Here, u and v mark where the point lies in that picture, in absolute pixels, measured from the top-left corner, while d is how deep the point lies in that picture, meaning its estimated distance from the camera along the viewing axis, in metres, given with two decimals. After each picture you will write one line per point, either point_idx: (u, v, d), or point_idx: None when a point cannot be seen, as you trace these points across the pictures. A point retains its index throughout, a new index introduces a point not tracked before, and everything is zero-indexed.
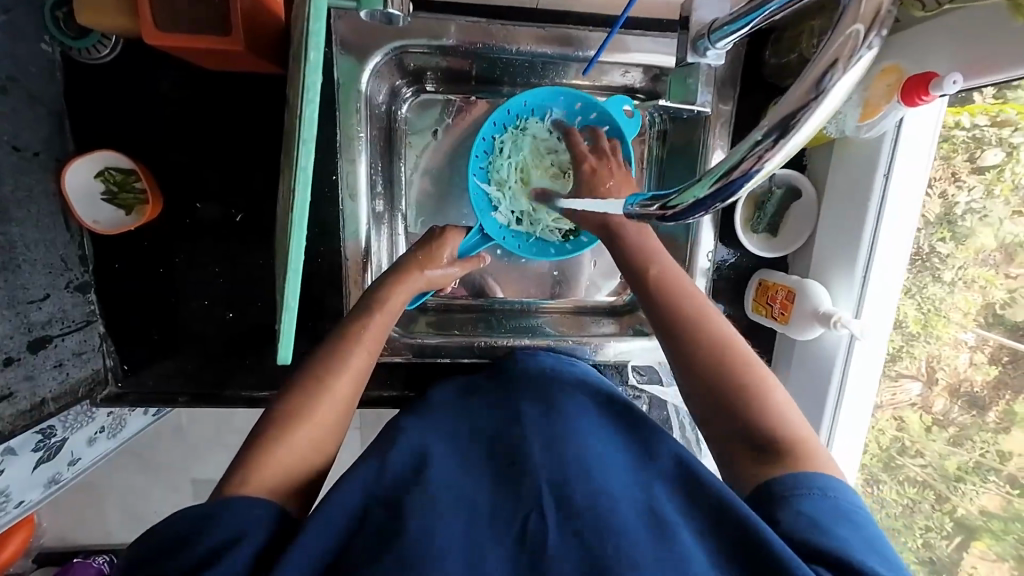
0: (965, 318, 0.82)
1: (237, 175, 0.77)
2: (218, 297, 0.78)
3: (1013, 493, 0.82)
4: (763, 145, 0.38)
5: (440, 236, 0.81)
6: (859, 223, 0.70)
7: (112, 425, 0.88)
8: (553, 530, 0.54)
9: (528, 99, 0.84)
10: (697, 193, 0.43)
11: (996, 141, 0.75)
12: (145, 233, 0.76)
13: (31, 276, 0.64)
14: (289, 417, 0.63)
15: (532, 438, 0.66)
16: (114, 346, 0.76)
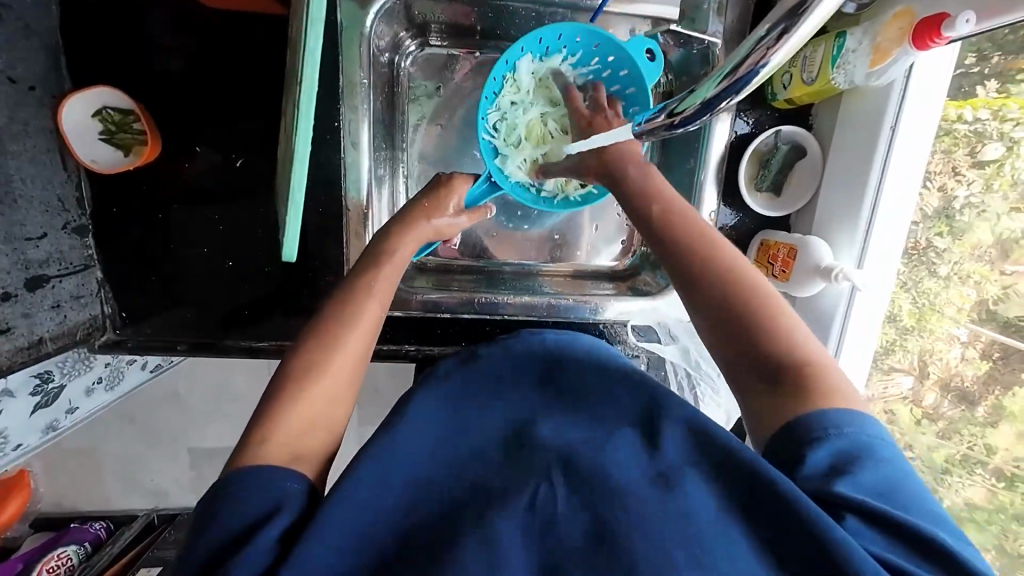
0: (958, 313, 0.83)
1: (238, 120, 0.76)
2: (218, 245, 0.77)
3: (998, 485, 0.83)
4: (769, 38, 0.38)
5: (447, 185, 0.80)
6: (866, 172, 0.70)
7: (110, 377, 0.88)
8: (563, 496, 0.54)
9: (543, 37, 0.79)
10: (704, 94, 0.43)
11: (997, 135, 0.76)
12: (145, 179, 0.75)
13: (27, 213, 0.64)
14: (304, 369, 0.63)
15: (539, 419, 0.66)
16: (112, 293, 0.76)
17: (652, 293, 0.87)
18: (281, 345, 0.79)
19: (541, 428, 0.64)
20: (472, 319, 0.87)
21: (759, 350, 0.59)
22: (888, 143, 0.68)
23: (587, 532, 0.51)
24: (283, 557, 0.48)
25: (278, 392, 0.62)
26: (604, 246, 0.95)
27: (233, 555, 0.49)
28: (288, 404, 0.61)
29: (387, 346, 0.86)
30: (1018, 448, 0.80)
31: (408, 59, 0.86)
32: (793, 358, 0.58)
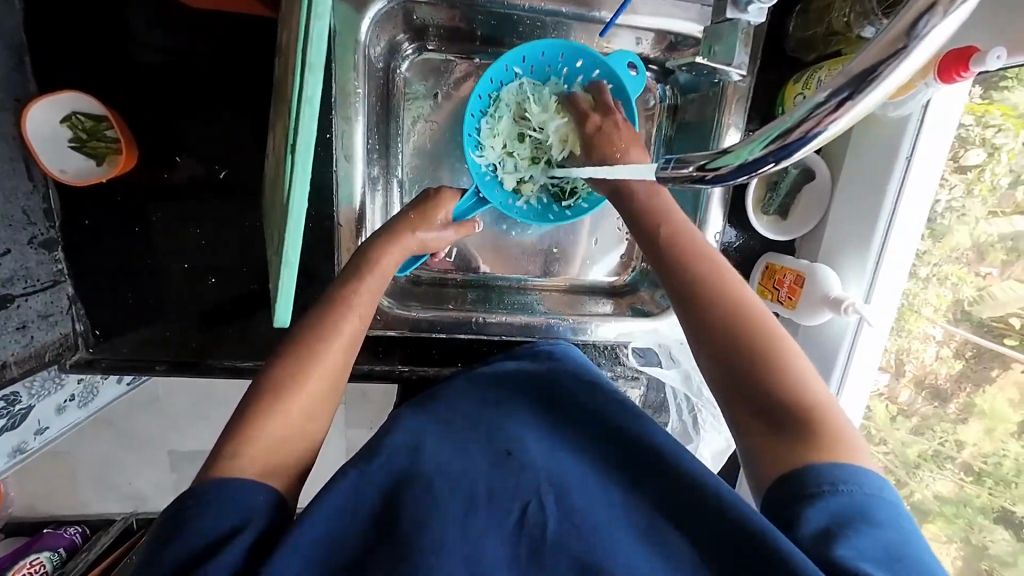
0: (935, 313, 0.83)
1: (225, 129, 0.72)
2: (201, 261, 0.73)
3: (966, 479, 0.84)
4: (828, 106, 0.34)
5: (435, 198, 0.77)
6: (877, 206, 0.68)
7: (83, 393, 0.83)
8: (552, 522, 0.53)
9: (527, 55, 0.80)
10: (746, 155, 0.38)
11: (979, 141, 0.76)
12: (122, 189, 0.71)
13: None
14: (280, 387, 0.60)
15: (526, 434, 0.63)
16: (84, 309, 0.71)
17: (653, 314, 0.85)
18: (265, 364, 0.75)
19: (527, 443, 0.61)
20: (469, 339, 0.85)
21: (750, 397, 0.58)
22: (902, 173, 0.66)
23: (575, 561, 0.50)
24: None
25: (253, 411, 0.58)
26: (606, 262, 0.92)
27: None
28: (262, 422, 0.57)
29: (380, 365, 0.83)
30: (985, 444, 0.82)
31: (405, 63, 0.83)
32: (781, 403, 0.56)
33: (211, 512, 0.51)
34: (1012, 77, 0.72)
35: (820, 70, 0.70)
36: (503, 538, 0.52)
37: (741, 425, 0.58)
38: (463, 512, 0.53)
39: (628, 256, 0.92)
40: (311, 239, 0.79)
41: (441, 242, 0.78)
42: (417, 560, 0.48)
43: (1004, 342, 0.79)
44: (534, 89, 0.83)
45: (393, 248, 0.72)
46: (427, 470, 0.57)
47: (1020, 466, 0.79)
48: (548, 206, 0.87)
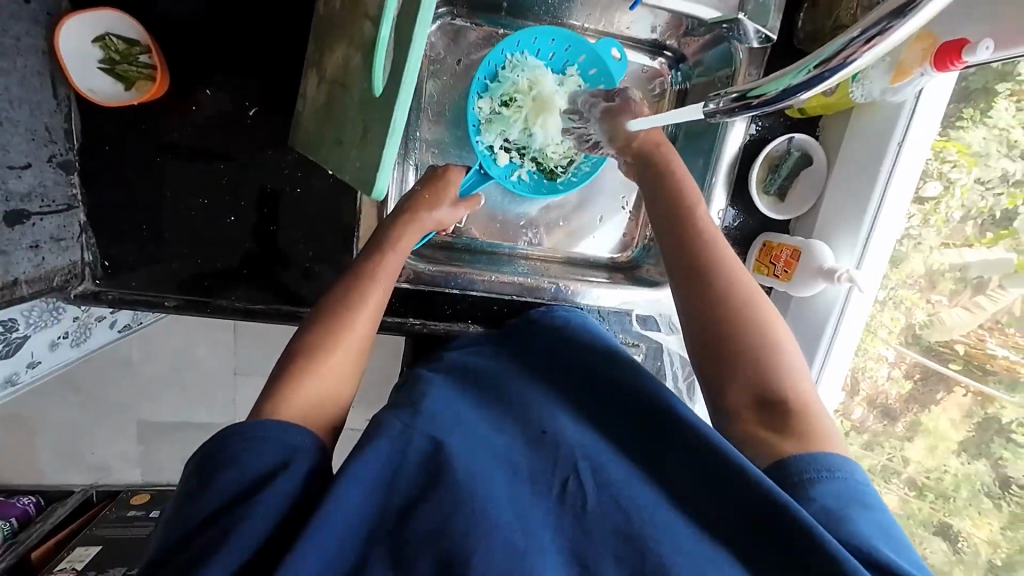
0: (889, 336, 0.91)
1: (260, 64, 0.70)
2: (220, 198, 0.71)
3: (910, 494, 0.92)
4: (860, 39, 0.40)
5: (443, 175, 0.80)
6: (870, 185, 0.75)
7: (77, 332, 0.81)
8: (591, 493, 0.52)
9: (521, 40, 0.84)
10: (790, 81, 0.45)
11: (936, 175, 0.85)
12: (148, 117, 0.68)
13: (12, 139, 0.56)
14: (310, 352, 0.61)
15: (558, 414, 0.62)
16: (95, 239, 0.69)
17: (656, 283, 0.90)
18: (279, 310, 0.74)
19: (565, 423, 0.60)
20: (481, 297, 0.85)
21: (736, 370, 0.61)
22: (896, 148, 0.73)
23: (618, 530, 0.49)
24: (315, 525, 0.46)
25: (290, 373, 0.59)
26: (609, 240, 0.97)
27: (258, 518, 0.47)
28: (296, 382, 0.58)
29: (391, 317, 0.83)
30: (928, 460, 0.90)
31: (434, 22, 0.84)
32: (756, 372, 0.60)
33: (253, 442, 0.51)
34: (967, 118, 0.81)
35: None
36: (550, 509, 0.51)
37: (736, 411, 0.60)
38: (510, 480, 0.53)
39: (630, 234, 0.97)
40: None
41: (454, 218, 0.80)
42: (467, 519, 0.47)
43: (949, 365, 0.87)
44: (524, 66, 0.86)
45: (415, 219, 0.75)
46: (456, 436, 0.56)
47: (959, 481, 0.87)
48: (541, 178, 0.91)
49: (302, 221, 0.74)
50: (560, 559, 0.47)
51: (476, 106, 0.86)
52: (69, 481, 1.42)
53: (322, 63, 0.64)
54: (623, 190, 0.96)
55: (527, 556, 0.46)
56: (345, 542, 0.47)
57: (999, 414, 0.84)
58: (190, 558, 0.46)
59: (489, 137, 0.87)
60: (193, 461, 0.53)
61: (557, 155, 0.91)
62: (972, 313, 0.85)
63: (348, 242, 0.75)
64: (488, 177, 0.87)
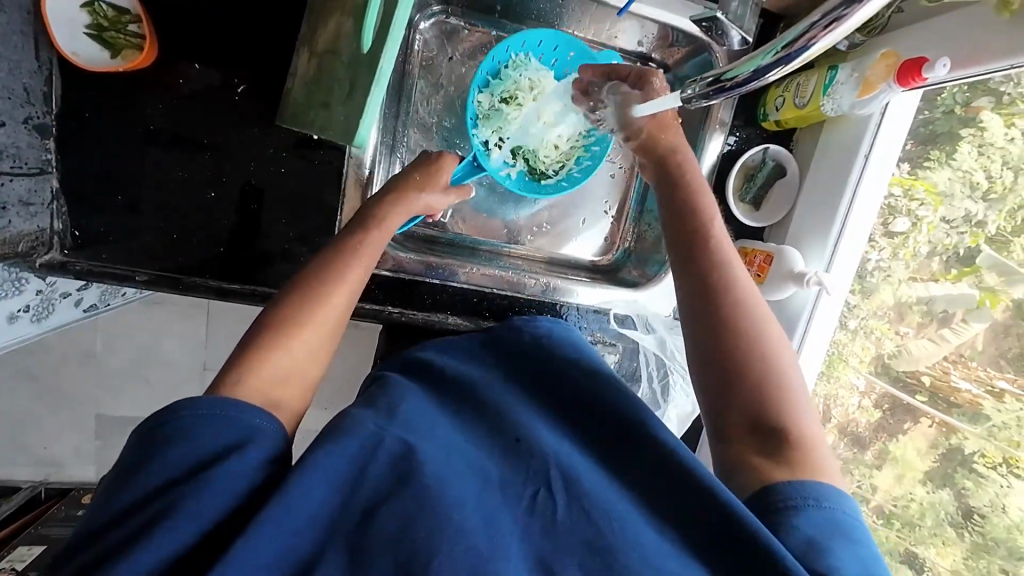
0: (861, 364, 0.94)
1: (251, 42, 0.70)
2: (200, 173, 0.70)
3: (878, 522, 0.94)
4: (818, 24, 0.44)
5: (435, 159, 0.78)
6: (839, 191, 0.78)
7: (40, 306, 0.77)
8: (563, 507, 0.50)
9: (526, 42, 0.86)
10: (759, 63, 0.49)
11: (905, 211, 0.88)
12: (131, 87, 0.67)
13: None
14: (281, 326, 0.60)
15: (536, 421, 0.60)
16: (66, 208, 0.67)
17: (636, 287, 0.91)
18: (256, 292, 0.73)
19: (541, 429, 0.58)
20: (462, 289, 0.85)
21: (738, 394, 0.59)
22: (865, 154, 0.76)
23: (586, 542, 0.47)
24: (270, 510, 0.44)
25: (255, 346, 0.58)
26: (592, 242, 0.98)
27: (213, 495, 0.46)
28: (266, 356, 0.57)
29: (370, 305, 0.82)
30: (895, 488, 0.92)
31: (428, 19, 0.86)
32: (761, 397, 0.59)
33: (206, 424, 0.50)
34: (935, 159, 0.85)
35: (798, 75, 0.79)
36: (519, 519, 0.49)
37: (733, 436, 0.59)
38: (481, 488, 0.51)
39: (611, 238, 0.99)
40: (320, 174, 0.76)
41: (443, 204, 0.80)
42: (433, 516, 0.46)
43: (915, 397, 0.91)
44: (530, 69, 0.89)
45: (397, 202, 0.73)
46: (427, 439, 0.54)
47: (923, 509, 0.89)
48: (532, 178, 0.91)
49: (285, 203, 0.73)
50: (525, 567, 0.46)
51: (476, 100, 0.87)
52: (14, 476, 1.35)
53: (312, 40, 0.66)
54: (607, 195, 0.97)
55: (492, 560, 0.44)
56: (301, 533, 0.45)
57: (962, 445, 0.87)
58: (131, 535, 0.44)
59: (484, 131, 0.88)
60: (137, 436, 0.50)
61: (549, 159, 0.92)
62: (937, 345, 0.88)
63: (330, 224, 0.75)
64: (479, 171, 0.87)
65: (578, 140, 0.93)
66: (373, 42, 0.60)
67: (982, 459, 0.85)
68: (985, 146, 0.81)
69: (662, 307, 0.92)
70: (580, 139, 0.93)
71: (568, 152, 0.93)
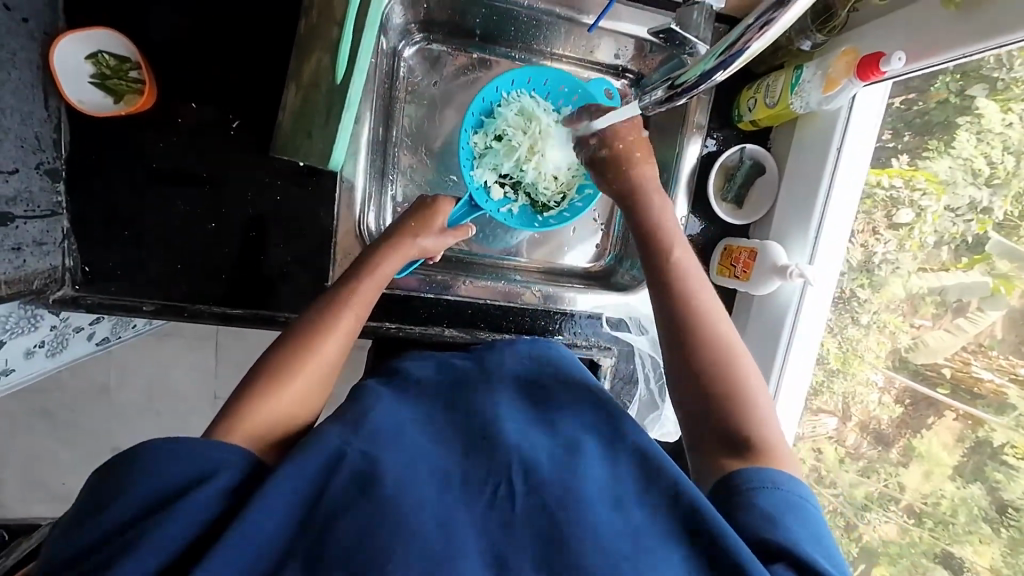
0: (876, 359, 0.90)
1: (243, 80, 0.74)
2: (199, 205, 0.74)
3: (910, 522, 0.88)
4: (751, 28, 0.50)
5: (431, 206, 0.82)
6: (814, 184, 0.80)
7: (54, 341, 0.81)
8: (521, 499, 0.51)
9: (516, 79, 0.90)
10: (704, 66, 0.55)
11: (908, 203, 0.87)
12: (135, 128, 0.72)
13: (3, 144, 0.58)
14: (277, 374, 0.62)
15: (505, 416, 0.61)
16: (76, 245, 0.71)
17: (628, 291, 0.93)
18: (258, 315, 0.76)
19: (506, 422, 0.60)
20: (455, 301, 0.88)
21: (718, 418, 0.60)
22: (837, 148, 0.78)
23: (541, 535, 0.49)
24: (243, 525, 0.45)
25: (250, 393, 0.59)
26: (583, 250, 1.00)
27: (183, 505, 0.48)
28: (260, 404, 0.59)
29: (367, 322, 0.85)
30: (924, 486, 0.87)
31: (411, 47, 0.91)
32: (738, 420, 0.59)
33: (181, 450, 0.50)
34: (933, 149, 0.84)
35: (766, 78, 0.82)
36: (478, 514, 0.50)
37: (713, 460, 0.59)
38: (442, 489, 0.51)
39: (601, 246, 1.01)
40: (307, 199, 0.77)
41: (439, 247, 0.83)
42: (402, 524, 0.47)
43: (938, 390, 0.86)
44: (524, 104, 0.91)
45: (391, 246, 0.77)
46: (398, 446, 0.54)
47: (956, 507, 0.84)
48: (535, 212, 0.94)
49: (280, 228, 0.76)
50: (482, 563, 0.46)
51: (470, 141, 0.91)
52: (28, 514, 1.38)
53: (299, 74, 0.70)
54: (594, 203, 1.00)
55: (450, 559, 0.45)
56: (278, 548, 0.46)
57: (990, 437, 0.81)
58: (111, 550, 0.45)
59: (481, 169, 0.91)
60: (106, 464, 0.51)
61: (550, 190, 0.94)
62: (954, 335, 0.84)
63: (325, 246, 0.78)
64: (479, 209, 0.91)
65: (577, 170, 0.94)
66: (346, 69, 0.63)
67: (1011, 451, 0.80)
68: (983, 134, 0.78)
69: None
70: (580, 168, 0.93)
71: (568, 182, 0.94)
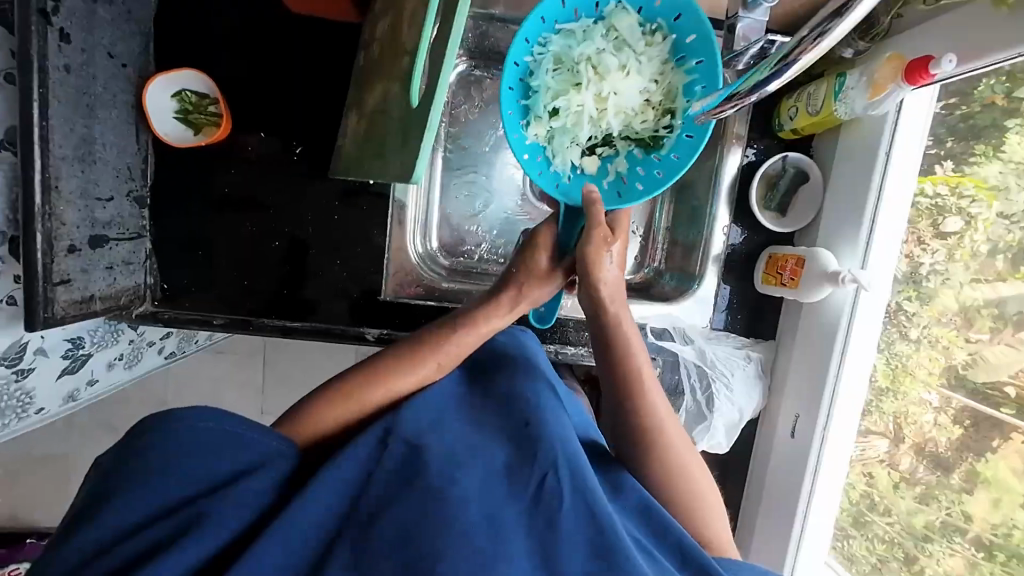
0: (930, 377, 0.81)
1: (303, 109, 0.80)
2: (263, 226, 0.79)
3: (980, 557, 0.77)
4: (805, 42, 0.51)
5: (534, 243, 0.78)
6: (866, 187, 0.79)
7: (131, 355, 0.89)
8: (568, 493, 0.56)
9: (542, 20, 0.77)
10: (758, 77, 0.57)
11: (956, 210, 0.78)
12: (209, 157, 0.78)
13: (102, 174, 0.66)
14: (352, 393, 0.69)
15: (548, 414, 0.65)
16: (157, 265, 0.77)
17: (672, 300, 0.93)
18: (314, 327, 0.81)
19: (549, 421, 0.64)
20: None
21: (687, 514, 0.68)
22: (885, 152, 0.77)
23: (589, 540, 0.53)
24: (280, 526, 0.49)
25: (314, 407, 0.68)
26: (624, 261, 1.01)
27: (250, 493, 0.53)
28: (327, 416, 0.68)
29: None
30: (993, 516, 0.76)
31: (455, 71, 0.93)
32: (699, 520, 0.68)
33: (198, 434, 0.54)
34: (981, 153, 0.75)
35: (808, 85, 0.83)
36: (524, 509, 0.55)
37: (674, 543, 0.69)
38: (488, 473, 0.57)
39: (642, 257, 1.01)
40: (359, 216, 0.81)
41: (552, 294, 0.80)
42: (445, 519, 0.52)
43: (1001, 409, 0.75)
44: (562, 41, 0.79)
45: (469, 322, 0.75)
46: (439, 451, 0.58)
47: None
48: (650, 160, 0.82)
49: (335, 246, 0.81)
50: (530, 563, 0.52)
51: (529, 132, 0.81)
52: None
53: (360, 103, 0.74)
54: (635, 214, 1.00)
55: (495, 559, 0.50)
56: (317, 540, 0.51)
57: None
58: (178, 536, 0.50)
59: (548, 147, 0.83)
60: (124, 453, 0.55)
61: (645, 122, 0.82)
62: (1017, 350, 0.73)
63: (377, 261, 0.82)
64: (628, 201, 0.82)
65: (671, 68, 0.80)
66: (420, 99, 0.57)
67: None
68: None
69: (698, 318, 0.93)
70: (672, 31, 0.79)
71: (667, 91, 0.80)
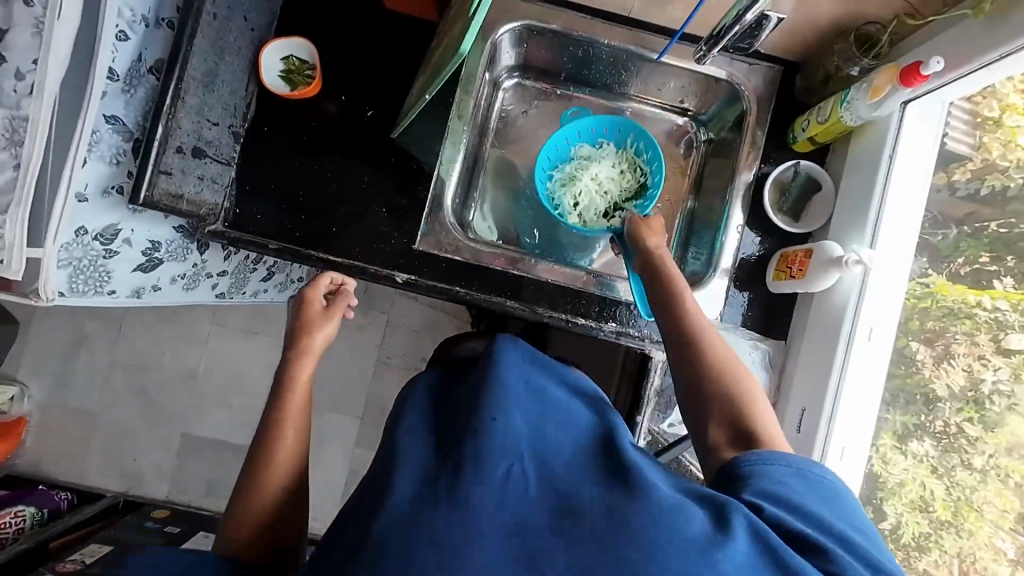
0: (999, 518, 0.80)
1: (379, 81, 0.96)
2: (325, 170, 0.93)
3: None
4: None
5: (304, 299, 0.92)
6: (870, 185, 0.88)
7: (190, 278, 1.06)
8: (533, 481, 0.50)
9: None
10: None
11: (1018, 327, 0.80)
12: (294, 108, 0.94)
13: (215, 103, 0.86)
14: (257, 468, 0.79)
15: (509, 402, 0.59)
16: (235, 192, 0.91)
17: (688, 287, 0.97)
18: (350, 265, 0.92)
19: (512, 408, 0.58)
20: (517, 278, 0.95)
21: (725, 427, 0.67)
22: (891, 153, 0.86)
23: (556, 516, 0.48)
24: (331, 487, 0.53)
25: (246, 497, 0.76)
26: None
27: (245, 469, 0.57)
28: (250, 510, 0.76)
29: (441, 284, 0.94)
30: None
31: (509, 81, 1.09)
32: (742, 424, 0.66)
33: None
34: None
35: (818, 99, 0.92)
36: (499, 506, 0.48)
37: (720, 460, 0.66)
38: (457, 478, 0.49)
39: None
40: (409, 176, 0.95)
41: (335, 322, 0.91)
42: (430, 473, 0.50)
43: None
44: None
45: (302, 350, 0.88)
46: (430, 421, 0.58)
47: None
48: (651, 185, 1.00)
49: (382, 193, 0.94)
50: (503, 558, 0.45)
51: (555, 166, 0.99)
52: (103, 486, 1.60)
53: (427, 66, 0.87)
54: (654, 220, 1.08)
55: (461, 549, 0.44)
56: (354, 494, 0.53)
57: None
58: None
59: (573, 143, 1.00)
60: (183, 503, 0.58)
61: None
62: None
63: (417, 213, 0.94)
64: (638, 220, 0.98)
65: None
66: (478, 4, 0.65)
67: None
68: None
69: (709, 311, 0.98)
70: None
71: None
